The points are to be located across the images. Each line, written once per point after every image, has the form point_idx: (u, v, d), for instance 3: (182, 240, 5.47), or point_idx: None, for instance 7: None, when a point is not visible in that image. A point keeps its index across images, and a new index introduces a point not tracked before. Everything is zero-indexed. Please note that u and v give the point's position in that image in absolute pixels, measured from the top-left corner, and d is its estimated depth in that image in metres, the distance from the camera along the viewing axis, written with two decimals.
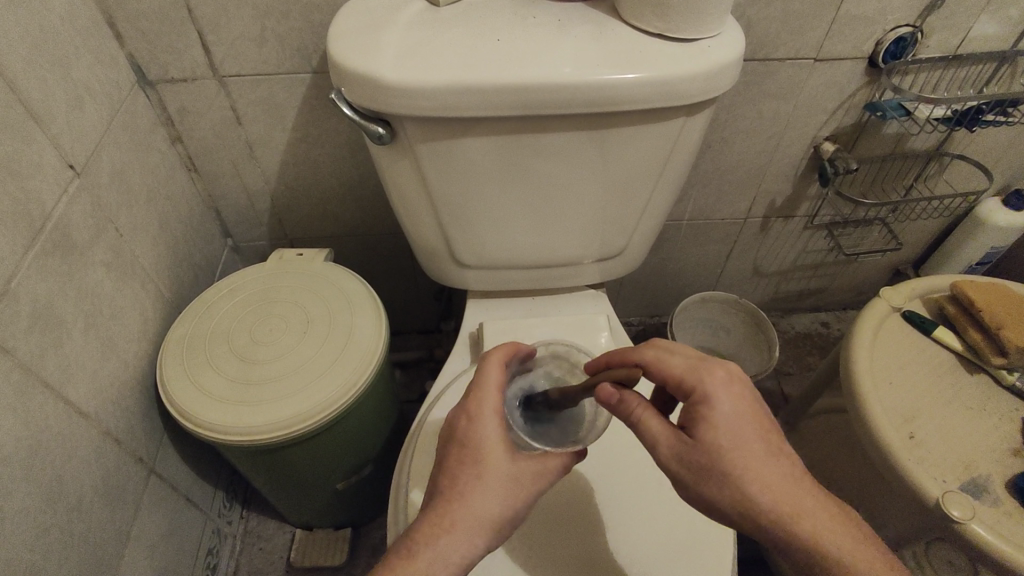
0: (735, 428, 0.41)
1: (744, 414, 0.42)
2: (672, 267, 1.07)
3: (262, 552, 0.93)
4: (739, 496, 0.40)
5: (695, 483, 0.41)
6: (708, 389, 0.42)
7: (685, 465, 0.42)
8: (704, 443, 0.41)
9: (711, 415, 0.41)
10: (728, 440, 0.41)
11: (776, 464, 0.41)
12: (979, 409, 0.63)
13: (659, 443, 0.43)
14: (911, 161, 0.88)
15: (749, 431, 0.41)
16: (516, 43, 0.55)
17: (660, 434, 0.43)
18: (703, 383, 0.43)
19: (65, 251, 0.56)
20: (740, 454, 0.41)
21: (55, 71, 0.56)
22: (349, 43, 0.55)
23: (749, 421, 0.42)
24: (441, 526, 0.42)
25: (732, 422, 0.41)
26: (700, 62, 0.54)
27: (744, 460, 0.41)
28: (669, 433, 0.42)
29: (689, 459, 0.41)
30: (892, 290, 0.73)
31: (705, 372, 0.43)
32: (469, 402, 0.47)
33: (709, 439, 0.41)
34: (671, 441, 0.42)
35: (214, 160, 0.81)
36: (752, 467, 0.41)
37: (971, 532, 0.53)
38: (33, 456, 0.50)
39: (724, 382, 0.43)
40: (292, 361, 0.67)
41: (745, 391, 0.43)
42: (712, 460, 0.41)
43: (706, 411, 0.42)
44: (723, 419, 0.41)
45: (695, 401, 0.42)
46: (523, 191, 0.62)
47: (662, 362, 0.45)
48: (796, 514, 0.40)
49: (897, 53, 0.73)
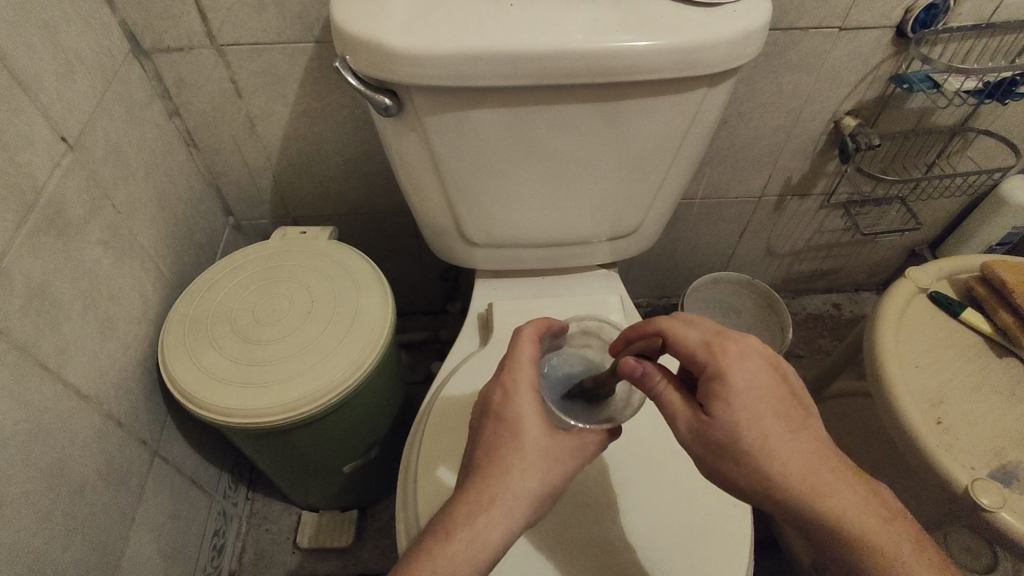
0: (751, 403, 0.39)
1: (761, 389, 0.40)
2: (683, 247, 1.05)
3: (269, 533, 0.93)
4: (755, 474, 0.39)
5: (713, 461, 0.40)
6: (722, 363, 0.40)
7: (699, 441, 0.40)
8: (717, 419, 0.39)
9: (726, 390, 0.39)
10: (744, 416, 0.39)
11: (795, 442, 0.39)
12: (1005, 393, 0.62)
13: (677, 416, 0.41)
14: (935, 137, 0.85)
15: (764, 407, 0.39)
16: (529, 9, 0.52)
17: (677, 407, 0.41)
18: (717, 358, 0.40)
19: (59, 227, 0.54)
20: (757, 432, 0.39)
21: (43, 37, 0.54)
22: (353, 7, 0.52)
23: (766, 396, 0.40)
24: (482, 502, 0.41)
25: (748, 398, 0.39)
26: (724, 28, 0.51)
27: (760, 437, 0.38)
28: (685, 408, 0.41)
29: (704, 436, 0.40)
30: (918, 269, 0.71)
31: (719, 347, 0.41)
32: (503, 377, 0.45)
33: (722, 417, 0.39)
34: (688, 416, 0.41)
35: (213, 135, 0.78)
36: (769, 445, 0.38)
37: (1000, 520, 0.52)
38: (33, 439, 0.49)
39: (738, 357, 0.40)
40: (296, 341, 0.65)
41: (763, 365, 0.41)
42: (725, 436, 0.39)
43: (720, 387, 0.39)
44: (737, 394, 0.39)
45: (709, 377, 0.40)
46: (535, 166, 0.60)
47: (678, 336, 0.42)
48: (821, 494, 0.38)
49: (927, 22, 0.70)
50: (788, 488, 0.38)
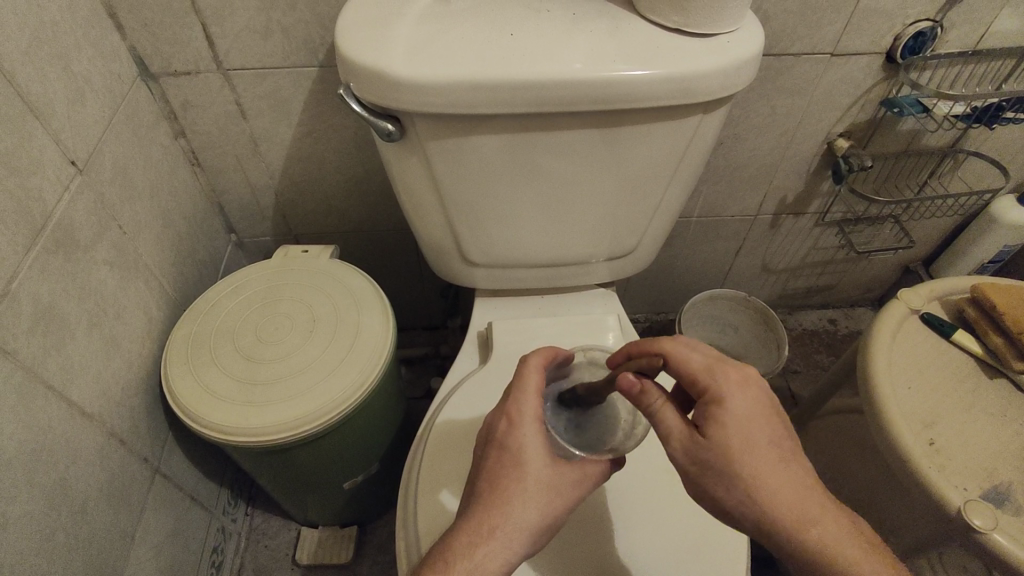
0: (747, 428, 0.40)
1: (758, 418, 0.41)
2: (680, 264, 1.06)
3: (268, 549, 0.93)
4: (747, 498, 0.39)
5: (705, 481, 0.40)
6: (722, 389, 0.41)
7: (694, 460, 0.40)
8: (715, 441, 0.40)
9: (724, 415, 0.40)
10: (740, 440, 0.40)
11: (786, 469, 0.40)
12: (997, 414, 0.63)
13: (672, 435, 0.42)
14: (925, 159, 0.87)
15: (760, 433, 0.40)
16: (529, 38, 0.53)
17: (674, 426, 0.42)
18: (716, 383, 0.42)
19: (67, 248, 0.55)
20: (752, 457, 0.39)
21: (54, 64, 0.55)
22: (358, 36, 0.53)
23: (762, 424, 0.41)
24: (482, 532, 0.41)
25: (746, 423, 0.40)
26: (720, 57, 0.53)
27: (754, 459, 0.39)
28: (682, 428, 0.41)
29: (700, 456, 0.40)
30: (910, 291, 0.72)
31: (720, 372, 0.42)
32: (508, 405, 0.46)
33: (719, 439, 0.40)
34: (684, 437, 0.41)
35: (218, 155, 0.79)
36: (762, 470, 0.39)
37: (993, 541, 0.53)
38: (36, 459, 0.49)
39: (737, 384, 0.42)
40: (298, 362, 0.66)
41: (760, 394, 0.42)
42: (721, 458, 0.40)
43: (719, 411, 0.41)
44: (736, 419, 0.40)
45: (708, 400, 0.41)
46: (534, 190, 0.61)
47: (682, 357, 0.43)
48: (810, 520, 0.39)
49: (915, 48, 0.72)
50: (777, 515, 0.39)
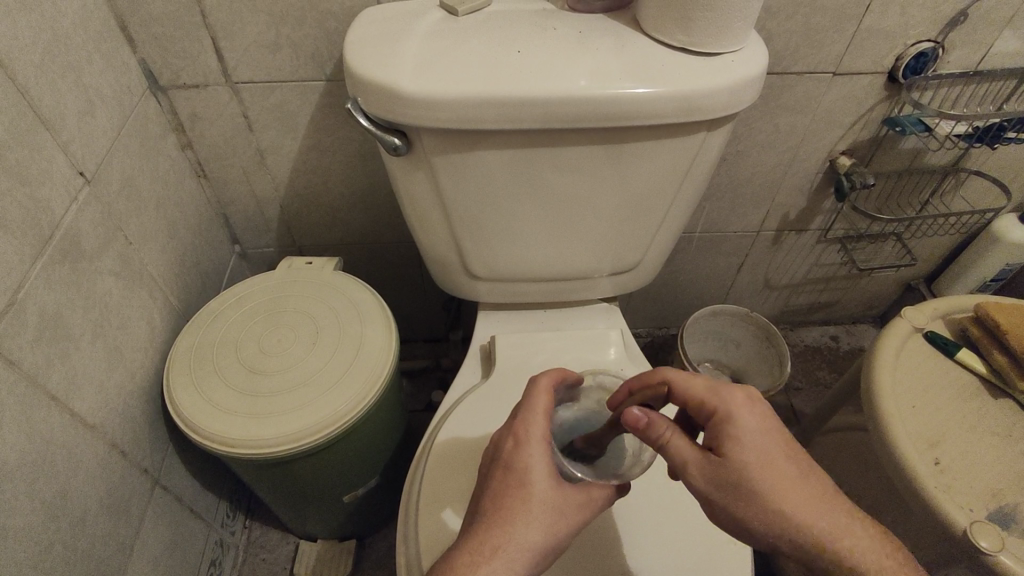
0: (761, 444, 0.40)
1: (769, 434, 0.41)
2: (683, 279, 1.06)
3: (265, 563, 0.92)
4: (764, 521, 0.39)
5: (728, 505, 0.40)
6: (732, 407, 0.41)
7: (716, 485, 0.40)
8: (732, 462, 0.39)
9: (737, 433, 0.40)
10: (754, 460, 0.39)
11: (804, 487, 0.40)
12: (1002, 434, 0.63)
13: (687, 462, 0.41)
14: (927, 177, 0.87)
15: (774, 447, 0.40)
16: (536, 56, 0.54)
17: (688, 455, 0.41)
18: (726, 403, 0.41)
19: (74, 259, 0.55)
20: (771, 472, 0.39)
21: (66, 78, 0.55)
22: (366, 51, 0.54)
23: (774, 438, 0.41)
24: (484, 551, 0.41)
25: (758, 438, 0.40)
26: (725, 76, 0.53)
27: (775, 476, 0.39)
28: (698, 455, 0.41)
29: (719, 479, 0.40)
30: (914, 310, 0.72)
31: (727, 392, 0.42)
32: (515, 425, 0.46)
33: (737, 459, 0.39)
34: (700, 463, 0.40)
35: (224, 167, 0.80)
36: (783, 487, 0.39)
37: (999, 563, 0.52)
38: (37, 470, 0.49)
39: (746, 402, 0.42)
40: (300, 375, 0.66)
41: (769, 413, 0.42)
42: (736, 481, 0.39)
43: (732, 430, 0.40)
44: (748, 435, 0.40)
45: (719, 421, 0.41)
46: (539, 206, 0.62)
47: (686, 383, 0.43)
48: (834, 534, 0.39)
49: (917, 69, 0.72)
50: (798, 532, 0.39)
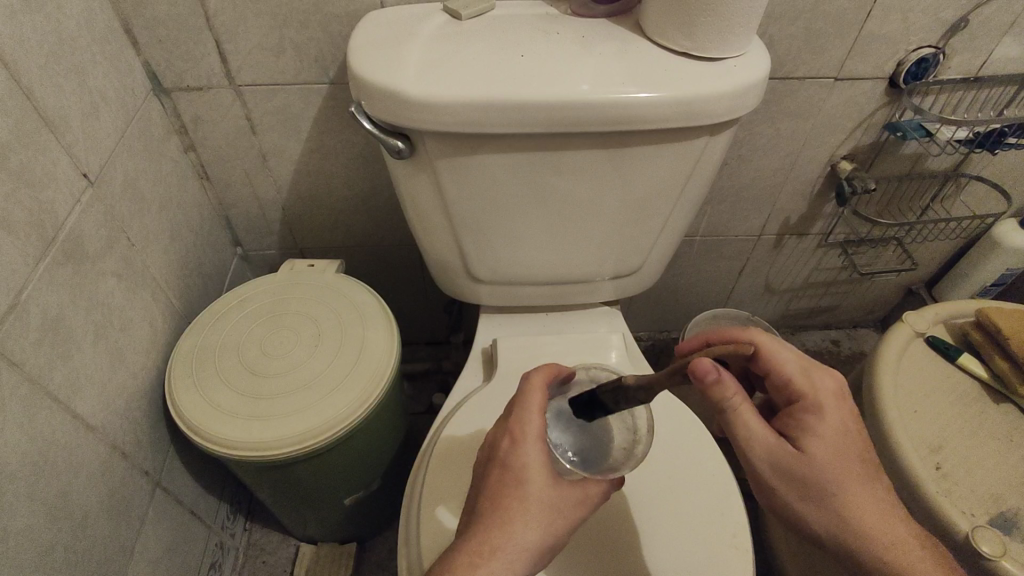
0: (841, 442, 0.41)
1: (850, 435, 0.42)
2: (684, 283, 1.06)
3: (266, 566, 0.92)
4: (829, 511, 0.41)
5: (783, 489, 0.42)
6: (820, 398, 0.43)
7: (779, 467, 0.41)
8: (806, 452, 0.41)
9: (819, 424, 0.42)
10: (833, 453, 0.41)
11: (872, 484, 0.41)
12: (1004, 439, 0.63)
13: (754, 437, 0.42)
14: (928, 182, 0.87)
15: (852, 448, 0.41)
16: (539, 60, 0.54)
17: (757, 430, 0.42)
18: (815, 392, 0.43)
19: (77, 260, 0.55)
20: (844, 471, 0.41)
21: (70, 80, 0.56)
22: (370, 55, 0.54)
23: (854, 440, 0.42)
24: (484, 552, 0.41)
25: (837, 435, 0.41)
26: (728, 80, 0.53)
27: (848, 476, 0.41)
28: (768, 434, 0.42)
29: (786, 463, 0.41)
30: (916, 314, 0.72)
31: (818, 380, 0.43)
32: (511, 422, 0.46)
33: (812, 449, 0.41)
34: (770, 442, 0.42)
35: (226, 169, 0.80)
36: (852, 486, 0.41)
37: (1002, 569, 0.52)
38: (38, 471, 0.49)
39: (835, 395, 0.43)
40: (302, 376, 0.66)
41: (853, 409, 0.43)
42: (811, 470, 0.41)
43: (816, 420, 0.42)
44: (828, 431, 0.41)
45: (804, 408, 0.43)
46: (541, 209, 0.62)
47: (777, 356, 0.44)
48: (885, 542, 0.40)
49: (918, 74, 0.73)
50: (858, 529, 0.40)
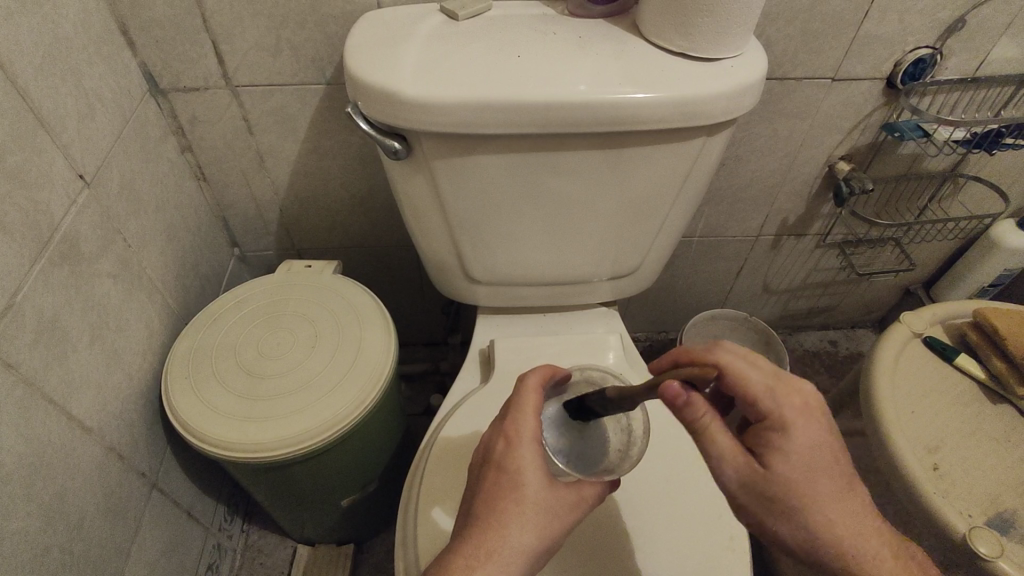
0: (812, 460, 0.39)
1: (820, 449, 0.39)
2: (682, 283, 1.06)
3: (263, 567, 0.92)
4: (803, 529, 0.39)
5: (758, 509, 0.39)
6: (787, 415, 0.39)
7: (753, 491, 0.39)
8: (775, 473, 0.38)
9: (789, 445, 0.39)
10: (804, 472, 0.38)
11: (846, 495, 0.39)
12: (1001, 440, 0.63)
13: (725, 462, 0.39)
14: (926, 182, 0.87)
15: (823, 464, 0.39)
16: (536, 60, 0.54)
17: (727, 454, 0.39)
18: (781, 410, 0.39)
19: (73, 261, 0.55)
20: (816, 489, 0.39)
21: (66, 81, 0.55)
22: (367, 55, 0.54)
23: (824, 454, 0.39)
24: (479, 555, 0.41)
25: (806, 453, 0.39)
26: (726, 81, 0.53)
27: (821, 493, 0.39)
28: (739, 458, 0.39)
29: (758, 485, 0.39)
30: (913, 314, 0.72)
31: (784, 397, 0.39)
32: (506, 425, 0.46)
33: (782, 471, 0.38)
34: (740, 466, 0.39)
35: (223, 170, 0.80)
36: (825, 504, 0.39)
37: (999, 569, 0.52)
38: (34, 473, 0.49)
39: (802, 411, 0.39)
40: (298, 377, 0.66)
41: (823, 421, 0.40)
42: (784, 492, 0.38)
43: (784, 441, 0.39)
44: (799, 450, 0.39)
45: (771, 427, 0.39)
46: (538, 210, 0.62)
47: (742, 376, 0.39)
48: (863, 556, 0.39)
49: (915, 75, 0.73)
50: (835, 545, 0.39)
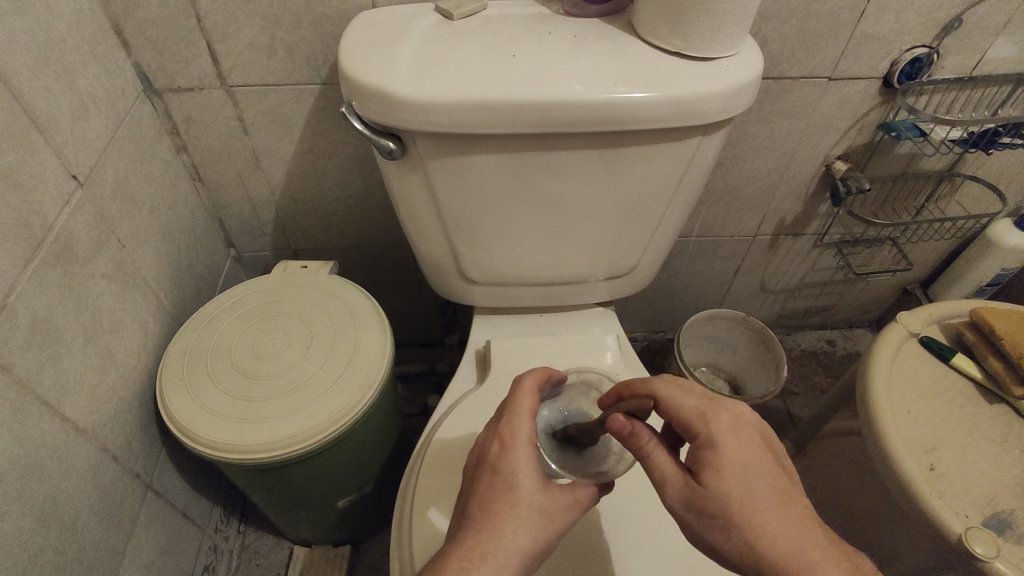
0: (746, 476, 0.37)
1: (756, 466, 0.38)
2: (679, 283, 1.06)
3: (259, 568, 0.92)
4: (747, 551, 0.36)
5: (703, 531, 0.38)
6: (715, 432, 0.39)
7: (694, 512, 0.38)
8: (709, 489, 0.37)
9: (720, 461, 0.38)
10: (740, 488, 0.37)
11: (793, 515, 0.37)
12: (997, 439, 0.63)
13: (667, 485, 0.39)
14: (923, 182, 0.87)
15: (760, 480, 0.37)
16: (531, 60, 0.54)
17: (670, 476, 0.39)
18: (710, 428, 0.39)
19: (66, 262, 0.55)
20: (753, 507, 0.37)
21: (60, 80, 0.55)
22: (361, 55, 0.54)
23: (761, 471, 0.38)
24: (474, 558, 0.41)
25: (739, 468, 0.37)
26: (721, 80, 0.53)
27: (759, 510, 0.37)
28: (676, 477, 0.39)
29: (695, 503, 0.38)
30: (909, 314, 0.72)
31: (713, 416, 0.39)
32: (501, 428, 0.45)
33: (716, 487, 0.37)
34: (680, 486, 0.38)
35: (218, 170, 0.79)
36: (768, 525, 0.36)
37: (995, 569, 0.52)
38: (27, 475, 0.49)
39: (731, 428, 0.39)
40: (293, 378, 0.66)
41: (761, 441, 0.39)
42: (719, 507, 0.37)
43: (715, 457, 0.38)
44: (731, 465, 0.37)
45: (701, 446, 0.39)
46: (532, 210, 0.61)
47: (676, 401, 0.41)
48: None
49: (912, 74, 0.72)
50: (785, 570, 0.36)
